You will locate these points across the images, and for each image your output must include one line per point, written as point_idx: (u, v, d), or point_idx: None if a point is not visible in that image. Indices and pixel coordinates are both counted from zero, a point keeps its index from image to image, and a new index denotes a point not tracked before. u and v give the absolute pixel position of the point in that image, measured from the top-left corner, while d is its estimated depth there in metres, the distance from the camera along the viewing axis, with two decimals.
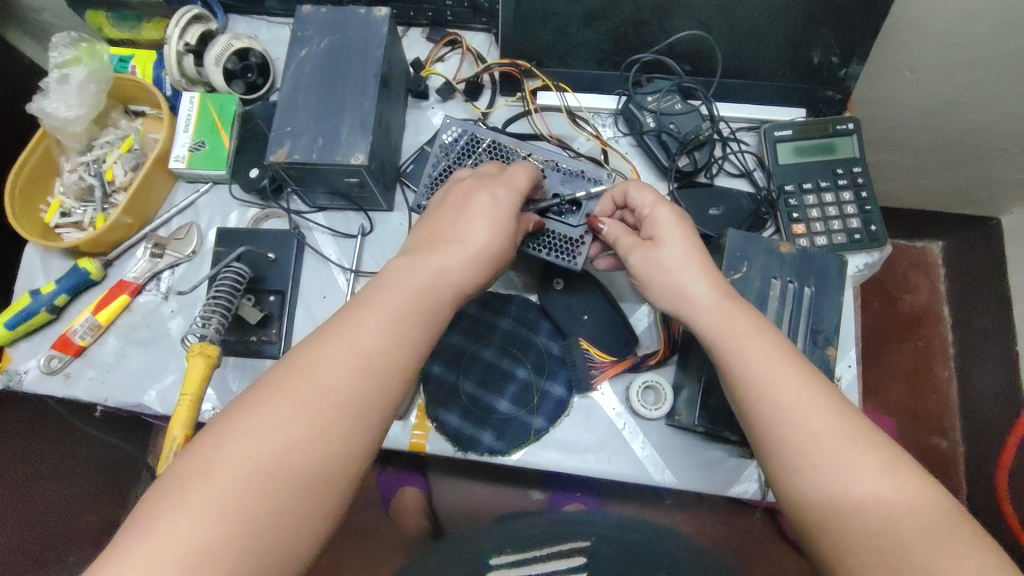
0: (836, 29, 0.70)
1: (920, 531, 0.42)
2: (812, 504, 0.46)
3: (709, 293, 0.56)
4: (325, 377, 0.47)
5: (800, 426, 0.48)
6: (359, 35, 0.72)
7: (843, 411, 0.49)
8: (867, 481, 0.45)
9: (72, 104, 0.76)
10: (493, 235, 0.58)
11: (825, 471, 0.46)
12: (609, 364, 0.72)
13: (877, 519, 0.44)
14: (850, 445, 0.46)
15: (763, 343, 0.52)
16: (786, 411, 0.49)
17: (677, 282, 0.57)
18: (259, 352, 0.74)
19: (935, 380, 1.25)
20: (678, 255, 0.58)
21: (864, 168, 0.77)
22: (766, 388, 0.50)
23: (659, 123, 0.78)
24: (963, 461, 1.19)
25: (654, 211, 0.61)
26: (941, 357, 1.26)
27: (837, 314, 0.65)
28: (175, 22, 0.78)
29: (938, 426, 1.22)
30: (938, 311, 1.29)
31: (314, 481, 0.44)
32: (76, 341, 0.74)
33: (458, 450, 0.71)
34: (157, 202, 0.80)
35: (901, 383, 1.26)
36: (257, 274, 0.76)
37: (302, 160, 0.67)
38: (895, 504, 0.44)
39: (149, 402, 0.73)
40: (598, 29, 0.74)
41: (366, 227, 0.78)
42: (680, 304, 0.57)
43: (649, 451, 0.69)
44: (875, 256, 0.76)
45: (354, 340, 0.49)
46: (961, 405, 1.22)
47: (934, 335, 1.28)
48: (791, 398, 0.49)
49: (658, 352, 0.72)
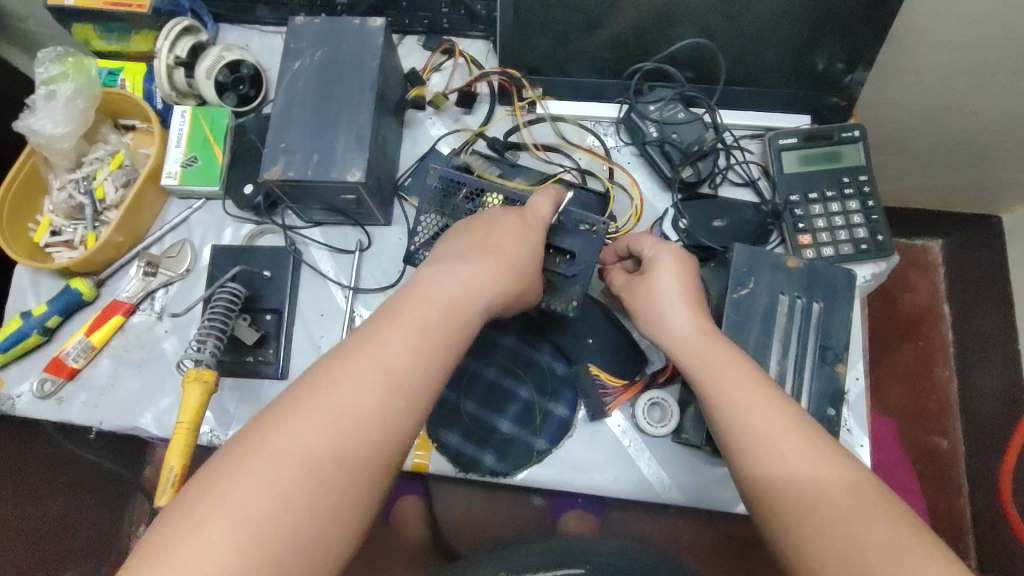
0: (841, 35, 0.69)
1: (879, 537, 0.42)
2: (776, 520, 0.45)
3: (688, 322, 0.56)
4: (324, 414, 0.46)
5: (767, 443, 0.47)
6: (354, 47, 0.70)
7: (809, 428, 0.48)
8: (833, 497, 0.44)
9: (58, 120, 0.74)
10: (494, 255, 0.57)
11: (788, 488, 0.45)
12: (623, 390, 0.70)
13: (843, 533, 0.42)
14: (813, 466, 0.45)
15: (738, 370, 0.52)
16: (751, 428, 0.48)
17: (658, 312, 0.58)
18: (256, 373, 0.72)
19: (936, 380, 1.24)
20: (663, 288, 0.59)
21: (871, 176, 0.75)
22: (733, 406, 0.50)
23: (661, 133, 0.76)
24: (964, 461, 1.18)
25: (655, 251, 0.61)
26: (942, 356, 1.25)
27: (846, 330, 0.64)
28: (165, 34, 0.76)
29: (940, 426, 1.21)
30: (939, 311, 1.28)
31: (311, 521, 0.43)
32: (69, 363, 0.73)
33: (460, 471, 0.70)
34: (149, 219, 0.78)
35: (904, 382, 1.25)
36: (254, 293, 0.74)
37: (297, 178, 0.66)
38: (856, 518, 0.43)
39: (145, 426, 0.71)
40: (598, 37, 0.72)
41: (364, 242, 0.77)
42: (659, 330, 0.58)
43: (655, 469, 0.68)
44: (883, 266, 0.74)
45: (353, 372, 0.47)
46: (962, 406, 1.21)
47: (935, 335, 1.26)
48: (762, 420, 0.48)
49: (666, 367, 0.70)
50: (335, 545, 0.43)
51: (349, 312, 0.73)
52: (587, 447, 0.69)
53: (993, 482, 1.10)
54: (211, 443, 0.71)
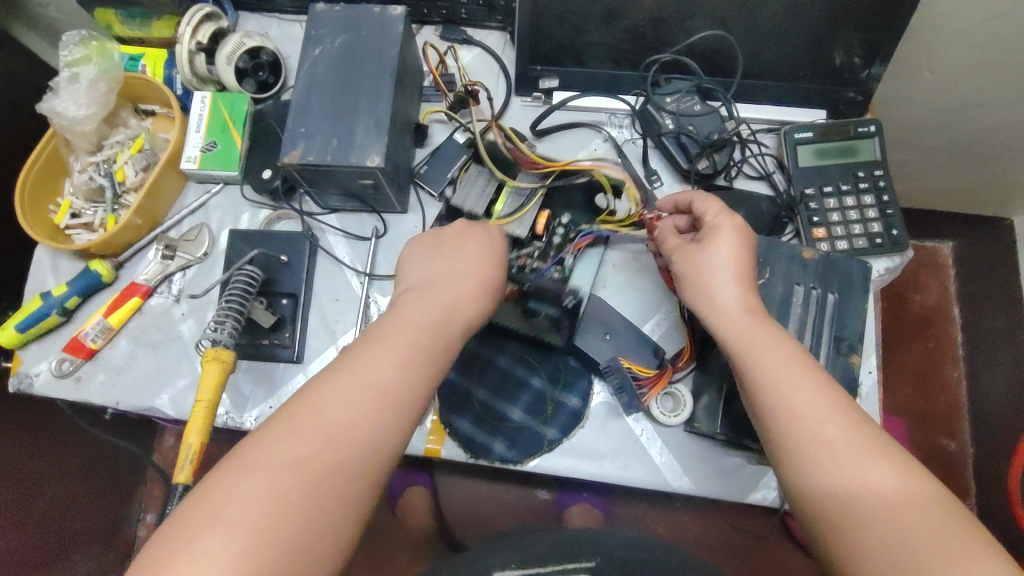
0: (859, 29, 0.69)
1: (923, 530, 0.42)
2: (823, 511, 0.46)
3: (738, 300, 0.55)
4: (352, 397, 0.49)
5: (814, 429, 0.48)
6: (375, 34, 0.71)
7: (852, 415, 0.48)
8: (871, 486, 0.45)
9: (81, 104, 0.74)
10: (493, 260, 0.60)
11: (834, 478, 0.46)
12: (654, 381, 0.69)
13: (888, 526, 0.43)
14: (861, 447, 0.46)
15: (785, 352, 0.52)
16: (800, 417, 0.48)
17: (706, 282, 0.57)
18: (271, 356, 0.73)
19: (944, 381, 1.23)
20: (716, 258, 0.57)
21: (886, 170, 0.76)
22: (779, 391, 0.50)
23: (677, 125, 0.77)
24: (972, 462, 1.18)
25: (715, 217, 0.60)
26: (951, 358, 1.25)
27: (861, 321, 0.63)
28: (187, 21, 0.76)
29: (948, 427, 1.21)
30: (948, 313, 1.28)
31: (324, 492, 0.45)
32: (87, 344, 0.73)
33: (470, 457, 0.70)
34: (167, 203, 0.79)
35: (912, 382, 1.25)
36: (270, 277, 0.75)
37: (317, 162, 0.66)
38: (902, 511, 0.44)
39: (162, 406, 0.73)
40: (616, 28, 0.73)
41: (380, 229, 0.77)
42: (702, 304, 0.57)
43: (666, 458, 0.68)
44: (897, 260, 0.74)
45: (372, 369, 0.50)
46: (971, 406, 1.20)
47: (943, 338, 1.26)
48: (809, 404, 0.49)
49: (684, 352, 0.71)
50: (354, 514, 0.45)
51: (364, 297, 0.74)
52: (599, 436, 0.69)
53: (1003, 483, 1.10)
54: (226, 425, 0.72)
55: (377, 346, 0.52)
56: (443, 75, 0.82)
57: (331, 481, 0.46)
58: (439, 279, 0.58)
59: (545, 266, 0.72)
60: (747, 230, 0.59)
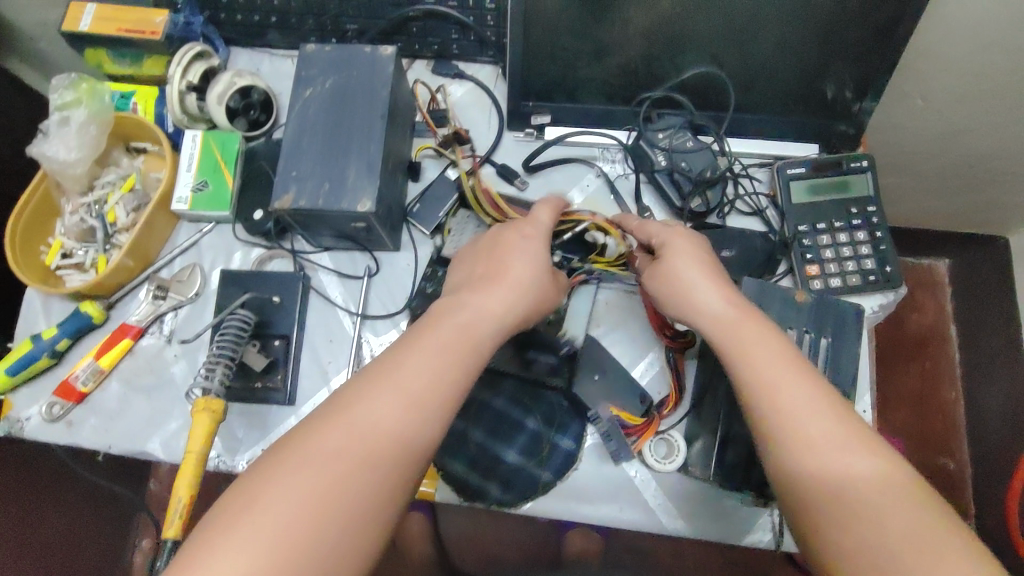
0: (849, 65, 0.69)
1: (907, 527, 0.42)
2: (811, 509, 0.46)
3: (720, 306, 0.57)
4: (347, 438, 0.47)
5: (800, 421, 0.48)
6: (365, 76, 0.71)
7: (839, 412, 0.48)
8: (856, 475, 0.45)
9: (71, 146, 0.74)
10: (495, 285, 0.60)
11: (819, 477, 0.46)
12: (642, 429, 0.68)
13: (875, 514, 0.43)
14: (845, 437, 0.47)
15: (770, 343, 0.53)
16: (785, 414, 0.49)
17: (680, 287, 0.59)
18: (265, 400, 0.73)
19: (942, 402, 1.24)
20: (685, 263, 0.60)
21: (879, 207, 0.75)
22: (766, 391, 0.50)
23: (670, 162, 0.76)
24: (971, 482, 1.18)
25: (661, 232, 0.64)
26: (949, 378, 1.25)
27: (856, 363, 0.63)
28: (177, 60, 0.76)
29: (946, 446, 1.21)
30: (946, 330, 1.28)
31: (326, 533, 0.43)
32: (78, 387, 0.73)
33: (464, 500, 0.70)
34: (158, 243, 0.79)
35: (911, 403, 1.25)
36: (263, 319, 0.74)
37: (308, 208, 0.66)
38: (887, 508, 0.43)
39: (154, 450, 0.72)
40: (606, 65, 0.72)
41: (373, 268, 0.77)
42: (683, 307, 0.59)
43: (661, 501, 0.68)
44: (890, 297, 0.74)
45: (370, 406, 0.49)
46: (969, 423, 1.21)
47: (941, 355, 1.26)
48: (792, 394, 0.49)
49: (668, 399, 0.70)
50: (345, 569, 0.43)
51: (358, 339, 0.74)
52: (595, 477, 0.69)
53: (1001, 505, 1.09)
54: (219, 468, 0.71)
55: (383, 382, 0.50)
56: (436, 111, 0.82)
57: (329, 522, 0.44)
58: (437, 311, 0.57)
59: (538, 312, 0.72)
60: (696, 240, 0.62)
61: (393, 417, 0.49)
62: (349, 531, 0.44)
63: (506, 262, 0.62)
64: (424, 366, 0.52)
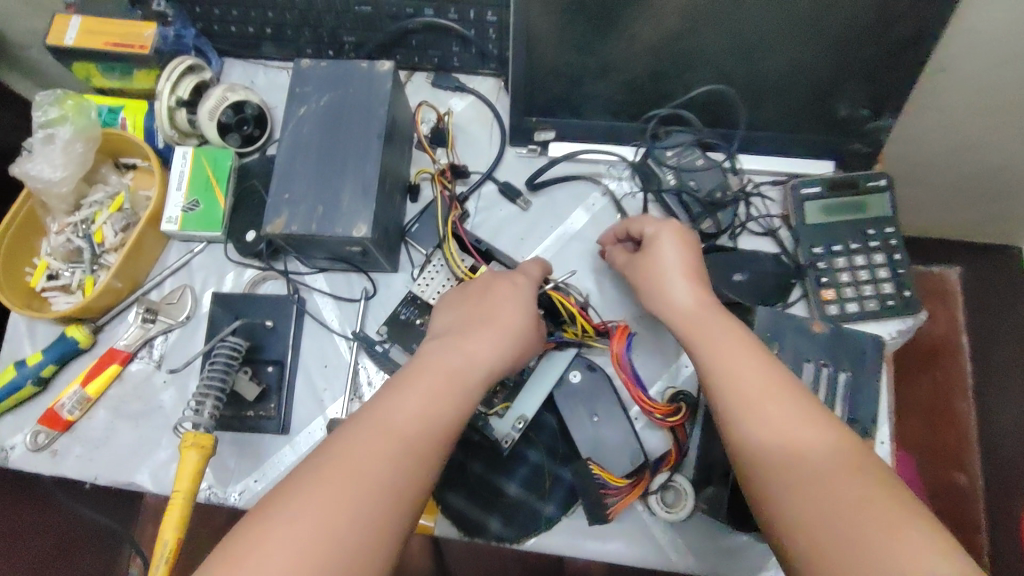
0: (867, 83, 0.66)
1: (855, 509, 0.41)
2: (763, 493, 0.45)
3: (692, 300, 0.58)
4: (340, 472, 0.45)
5: (752, 395, 0.48)
6: (362, 93, 0.68)
7: (793, 394, 0.48)
8: (805, 448, 0.45)
9: (56, 164, 0.71)
10: (495, 318, 0.58)
11: (771, 460, 0.45)
12: (626, 490, 0.65)
13: (817, 481, 0.43)
14: (796, 409, 0.47)
15: (731, 326, 0.53)
16: (739, 398, 0.49)
17: (654, 274, 0.61)
18: (257, 428, 0.70)
19: (955, 414, 1.12)
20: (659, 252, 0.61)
21: (897, 228, 0.72)
22: (724, 375, 0.50)
23: (678, 181, 0.74)
24: (982, 498, 1.07)
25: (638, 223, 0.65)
26: (960, 388, 1.13)
27: (874, 403, 0.60)
28: (167, 75, 0.73)
29: (957, 460, 1.10)
30: (958, 339, 1.14)
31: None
32: (64, 416, 0.70)
33: (464, 535, 0.67)
34: (148, 264, 0.76)
35: (921, 414, 1.12)
36: (255, 344, 0.72)
37: (301, 232, 0.63)
38: (834, 490, 0.42)
39: (142, 481, 0.69)
40: (612, 81, 0.69)
41: (369, 290, 0.74)
42: (654, 292, 0.60)
43: (669, 536, 0.65)
44: (909, 323, 0.71)
45: (367, 438, 0.47)
46: (982, 438, 1.10)
47: (954, 367, 1.13)
48: (747, 368, 0.50)
49: (668, 456, 0.67)
50: None
51: (354, 365, 0.71)
52: (594, 523, 0.65)
53: None
54: (209, 500, 0.68)
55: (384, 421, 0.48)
56: (437, 127, 0.79)
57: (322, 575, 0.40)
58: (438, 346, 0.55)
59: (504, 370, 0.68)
60: (689, 235, 0.62)
61: (391, 459, 0.46)
62: (348, 574, 0.41)
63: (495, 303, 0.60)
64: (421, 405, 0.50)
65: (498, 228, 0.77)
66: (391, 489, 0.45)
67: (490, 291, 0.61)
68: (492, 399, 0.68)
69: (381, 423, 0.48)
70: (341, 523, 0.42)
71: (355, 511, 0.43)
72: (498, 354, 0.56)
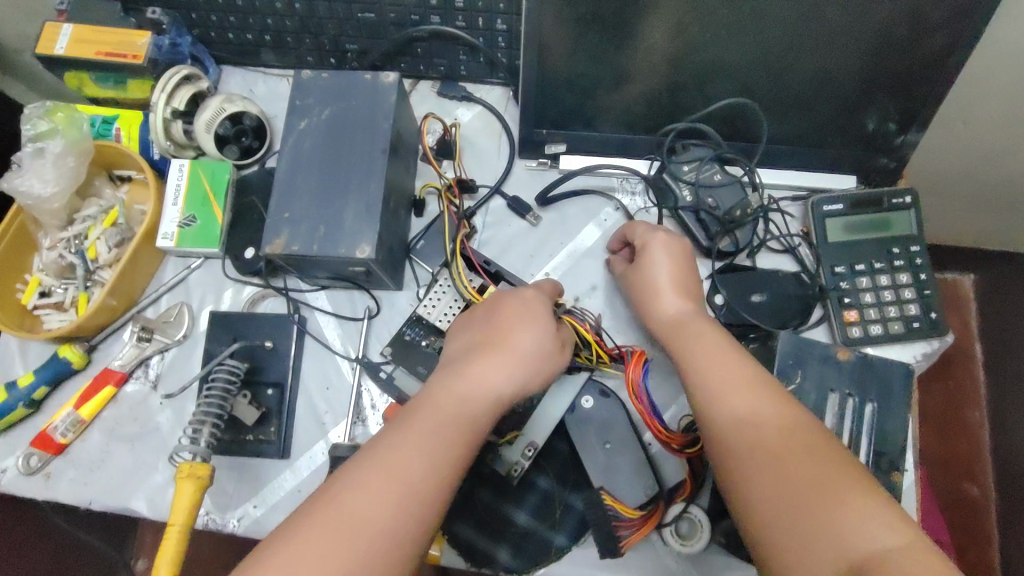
0: (895, 96, 0.62)
1: (816, 501, 0.42)
2: (731, 485, 0.47)
3: (675, 305, 0.60)
4: (343, 518, 0.44)
5: (727, 391, 0.50)
6: (365, 106, 0.65)
7: (765, 389, 0.50)
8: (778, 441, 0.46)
9: (46, 179, 0.68)
10: (507, 341, 0.55)
11: (738, 450, 0.47)
12: (639, 523, 0.62)
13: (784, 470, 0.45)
14: (768, 404, 0.48)
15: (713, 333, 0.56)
16: (712, 393, 0.50)
17: (644, 283, 0.62)
18: (256, 453, 0.67)
19: (967, 425, 1.08)
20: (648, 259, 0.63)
21: (924, 246, 0.69)
22: (698, 373, 0.52)
23: (695, 198, 0.71)
24: (995, 511, 1.03)
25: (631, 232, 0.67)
26: (974, 399, 1.09)
27: (904, 434, 0.58)
28: (162, 87, 0.70)
29: (969, 471, 1.05)
30: (970, 349, 1.11)
31: None
32: (57, 439, 0.68)
33: (472, 566, 0.64)
34: (144, 280, 0.73)
35: (930, 424, 1.09)
36: (255, 365, 0.69)
37: (302, 253, 0.60)
38: (797, 477, 0.44)
39: (137, 507, 0.67)
40: (628, 92, 0.66)
41: (373, 309, 0.72)
42: (645, 300, 0.62)
43: (684, 569, 0.63)
44: (935, 345, 0.68)
45: (375, 475, 0.46)
46: (998, 450, 1.06)
47: (966, 377, 1.10)
48: (726, 369, 0.51)
49: (685, 485, 0.64)
50: None
51: (357, 387, 0.68)
52: (606, 556, 0.62)
53: None
54: (206, 527, 0.66)
55: (396, 454, 0.47)
56: (444, 139, 0.76)
57: None
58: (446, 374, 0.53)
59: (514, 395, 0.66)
60: (677, 240, 0.63)
61: (397, 504, 0.45)
62: None
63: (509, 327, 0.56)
64: (434, 435, 0.49)
65: (506, 245, 0.74)
66: (399, 529, 0.45)
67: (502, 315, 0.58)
68: (500, 426, 0.65)
69: (392, 458, 0.47)
70: (350, 559, 0.43)
71: (359, 546, 0.43)
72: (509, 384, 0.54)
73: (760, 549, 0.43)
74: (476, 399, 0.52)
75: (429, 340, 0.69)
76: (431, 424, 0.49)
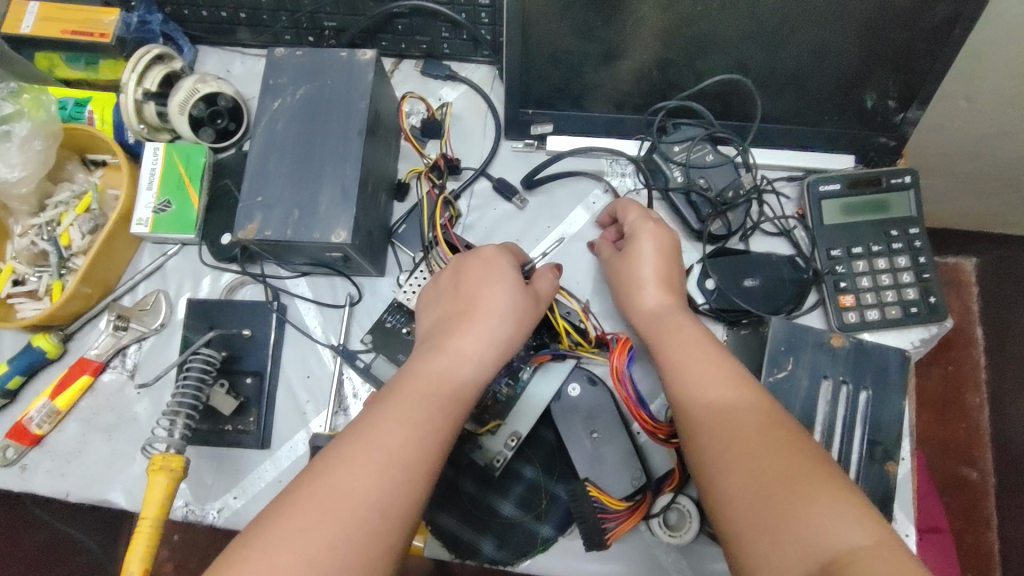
0: (897, 71, 0.60)
1: (789, 491, 0.41)
2: (702, 481, 0.45)
3: (655, 298, 0.58)
4: (315, 505, 0.40)
5: (702, 382, 0.48)
6: (341, 84, 0.62)
7: (742, 381, 0.48)
8: (750, 429, 0.45)
9: (13, 164, 0.65)
10: (474, 312, 0.53)
11: (712, 442, 0.45)
12: (625, 515, 0.61)
13: (753, 460, 0.43)
14: (744, 398, 0.47)
15: (691, 326, 0.54)
16: (686, 388, 0.49)
17: (630, 270, 0.60)
18: (235, 444, 0.66)
19: (965, 407, 1.06)
20: (634, 248, 0.60)
21: (923, 228, 0.67)
22: (673, 367, 0.51)
23: (686, 178, 0.68)
24: (995, 495, 1.01)
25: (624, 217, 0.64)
26: (973, 382, 1.07)
27: (899, 421, 0.56)
28: (133, 66, 0.69)
29: (968, 455, 1.03)
30: (970, 332, 1.09)
31: None
32: (32, 430, 0.66)
33: (456, 558, 0.62)
34: (120, 268, 0.71)
35: (926, 406, 1.07)
36: (233, 354, 0.68)
37: (276, 238, 0.58)
38: (769, 469, 0.42)
39: (116, 499, 0.66)
40: (617, 69, 0.63)
41: (354, 296, 0.70)
42: (630, 288, 0.60)
43: (672, 559, 0.61)
44: (933, 330, 0.65)
45: (346, 461, 0.43)
46: (997, 433, 1.04)
47: (965, 358, 1.08)
48: (701, 360, 0.50)
49: (673, 475, 0.62)
50: None
51: (337, 376, 0.67)
52: (590, 548, 0.60)
53: None
54: (185, 519, 0.65)
55: (392, 424, 0.45)
56: (428, 119, 0.73)
57: None
58: (431, 343, 0.52)
59: (496, 379, 0.64)
60: (667, 233, 0.61)
61: (370, 486, 0.42)
62: None
63: (480, 301, 0.54)
64: (410, 415, 0.46)
65: (492, 229, 0.72)
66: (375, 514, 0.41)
67: (472, 289, 0.55)
68: (481, 415, 0.64)
69: (363, 438, 0.44)
70: (330, 540, 0.39)
71: (333, 535, 0.40)
72: (490, 374, 0.52)
73: (730, 543, 0.42)
74: (449, 370, 0.50)
75: (407, 326, 0.66)
76: (424, 393, 0.47)
